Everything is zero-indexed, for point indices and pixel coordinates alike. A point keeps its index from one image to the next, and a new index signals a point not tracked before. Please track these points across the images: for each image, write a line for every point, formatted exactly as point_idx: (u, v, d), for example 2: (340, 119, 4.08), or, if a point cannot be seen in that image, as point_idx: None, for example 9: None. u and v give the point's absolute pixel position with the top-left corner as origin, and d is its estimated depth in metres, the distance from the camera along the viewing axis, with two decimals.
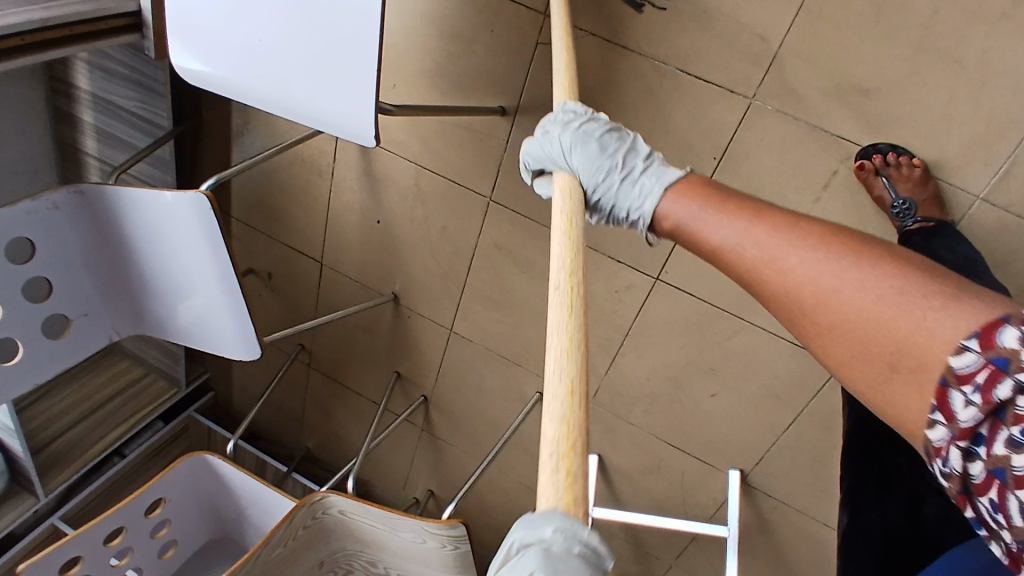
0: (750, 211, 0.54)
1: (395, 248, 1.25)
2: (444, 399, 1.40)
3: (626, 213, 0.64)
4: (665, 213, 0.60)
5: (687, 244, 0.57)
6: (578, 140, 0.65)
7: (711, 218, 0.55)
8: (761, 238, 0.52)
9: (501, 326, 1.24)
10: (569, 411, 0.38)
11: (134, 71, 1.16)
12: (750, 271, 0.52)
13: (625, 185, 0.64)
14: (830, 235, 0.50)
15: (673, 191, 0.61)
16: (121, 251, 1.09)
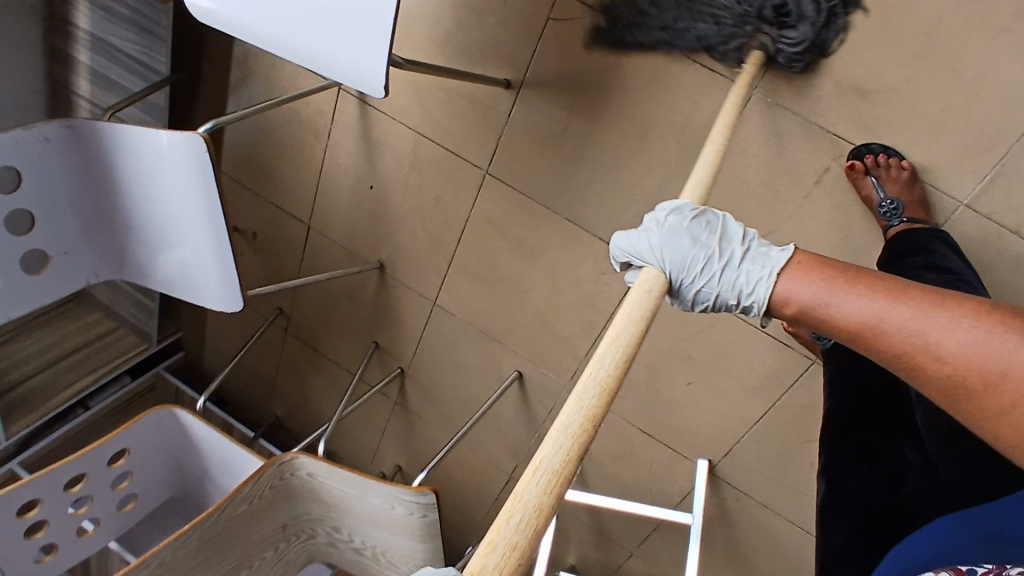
0: (884, 288, 0.51)
1: (385, 215, 1.25)
2: (421, 374, 1.40)
3: (738, 300, 0.62)
4: (785, 295, 0.57)
5: (820, 328, 0.54)
6: (672, 237, 0.62)
7: (840, 297, 0.52)
8: (904, 317, 0.49)
9: (485, 302, 1.25)
10: (524, 485, 0.38)
11: (137, 13, 1.14)
12: (899, 354, 0.49)
13: (727, 274, 0.62)
14: (980, 306, 0.47)
15: (788, 273, 0.58)
16: (107, 192, 1.06)
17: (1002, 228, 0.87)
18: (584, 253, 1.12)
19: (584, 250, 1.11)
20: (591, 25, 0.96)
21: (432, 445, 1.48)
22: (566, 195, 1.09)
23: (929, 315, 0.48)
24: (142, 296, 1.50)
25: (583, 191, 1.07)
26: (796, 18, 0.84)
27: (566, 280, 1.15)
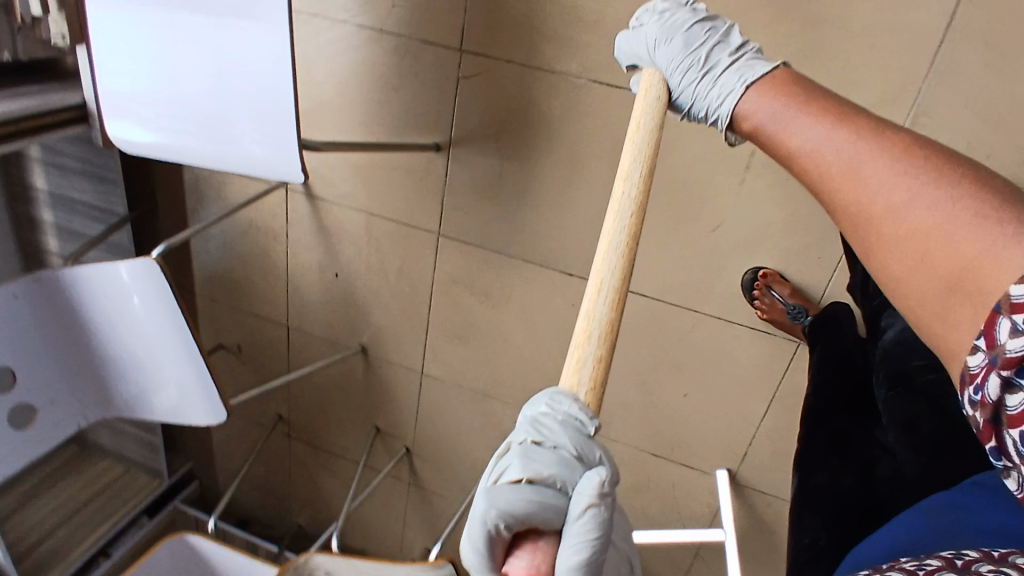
0: (835, 116, 0.56)
1: (356, 298, 1.27)
2: (427, 448, 1.38)
3: (706, 112, 0.68)
4: (744, 112, 0.63)
5: (769, 143, 0.60)
6: (665, 33, 0.70)
7: (794, 118, 0.58)
8: (841, 146, 0.54)
9: (469, 360, 1.25)
10: (591, 305, 0.47)
11: (88, 164, 1.20)
12: (825, 178, 0.55)
13: (706, 79, 0.67)
14: (912, 148, 0.52)
15: (756, 88, 0.63)
16: (82, 335, 1.08)
17: None
18: (551, 289, 1.13)
19: (549, 285, 1.13)
20: (499, 74, 1.00)
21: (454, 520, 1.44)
22: (520, 238, 1.11)
23: (871, 148, 0.53)
24: (145, 433, 1.51)
25: (534, 231, 1.10)
26: None
27: (541, 320, 1.16)
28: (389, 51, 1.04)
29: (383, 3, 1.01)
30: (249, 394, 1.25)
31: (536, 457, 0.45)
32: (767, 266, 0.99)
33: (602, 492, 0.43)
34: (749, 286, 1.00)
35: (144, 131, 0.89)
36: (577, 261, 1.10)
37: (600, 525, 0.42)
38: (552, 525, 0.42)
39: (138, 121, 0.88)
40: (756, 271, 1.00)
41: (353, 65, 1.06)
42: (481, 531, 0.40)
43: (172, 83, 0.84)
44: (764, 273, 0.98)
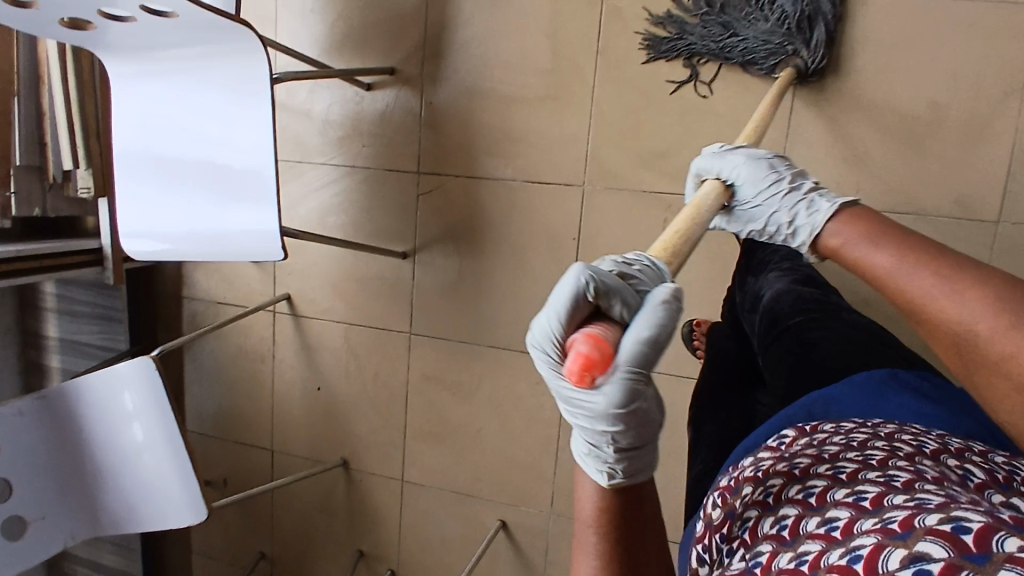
0: (920, 251, 0.59)
1: (337, 410, 1.35)
2: (412, 566, 1.35)
3: (789, 221, 0.74)
4: (834, 236, 0.70)
5: (855, 268, 0.65)
6: (746, 158, 0.78)
7: (877, 247, 0.63)
8: (926, 276, 0.57)
9: (446, 459, 1.29)
10: (670, 238, 0.58)
11: (98, 306, 1.38)
12: (913, 301, 0.57)
13: (792, 196, 0.75)
14: (985, 269, 0.54)
15: (839, 218, 0.71)
16: (76, 451, 1.14)
17: None
18: (515, 372, 1.22)
19: (513, 368, 1.22)
20: (451, 187, 1.21)
21: None
22: (482, 327, 1.23)
23: (960, 277, 0.55)
24: None
25: (493, 317, 1.22)
26: (812, 45, 0.96)
27: (510, 404, 1.24)
28: (361, 181, 1.25)
29: (353, 145, 1.25)
30: (226, 502, 1.27)
31: (623, 265, 0.49)
32: (700, 317, 1.11)
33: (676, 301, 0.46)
34: (689, 337, 1.10)
35: (157, 245, 1.07)
36: None
37: (665, 316, 0.45)
38: (621, 315, 0.46)
39: (153, 237, 1.07)
40: (691, 323, 1.11)
41: (330, 197, 1.27)
42: (566, 285, 0.43)
43: (182, 199, 1.05)
44: (697, 323, 1.09)
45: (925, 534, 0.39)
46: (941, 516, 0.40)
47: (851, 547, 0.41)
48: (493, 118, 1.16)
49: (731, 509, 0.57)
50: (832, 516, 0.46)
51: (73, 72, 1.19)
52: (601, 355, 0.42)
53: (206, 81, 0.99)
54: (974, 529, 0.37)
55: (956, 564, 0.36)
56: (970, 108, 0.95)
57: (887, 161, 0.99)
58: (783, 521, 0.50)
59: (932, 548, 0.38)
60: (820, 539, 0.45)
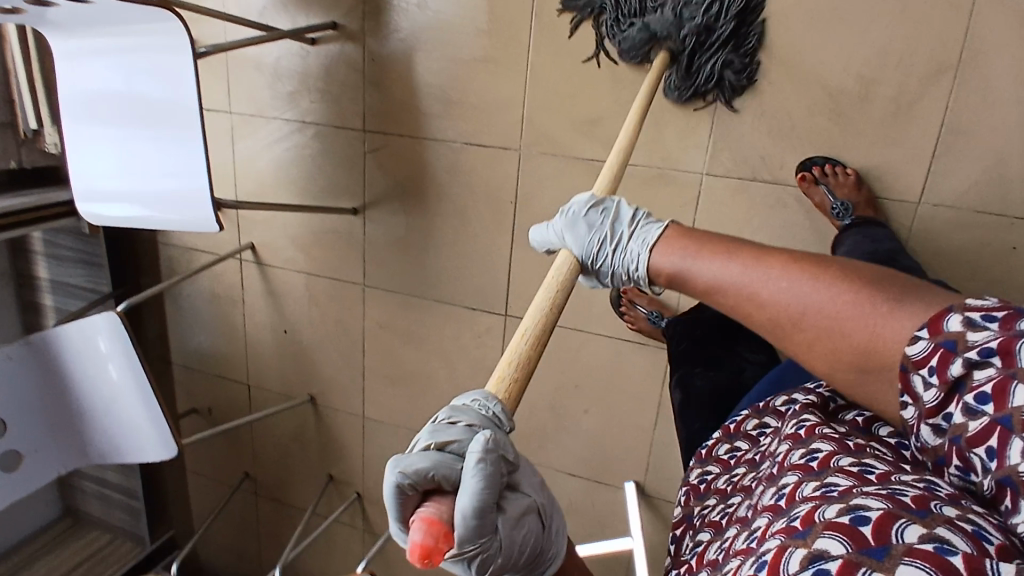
0: (724, 253, 0.66)
1: (303, 352, 1.45)
2: (375, 492, 1.50)
3: (627, 275, 0.73)
4: (659, 267, 0.70)
5: (688, 287, 0.68)
6: (568, 224, 0.75)
7: (700, 261, 0.67)
8: (739, 275, 0.64)
9: (401, 400, 1.40)
10: (512, 351, 0.60)
11: (81, 252, 1.47)
12: (741, 302, 0.64)
13: (616, 255, 0.73)
14: (777, 255, 0.64)
15: (659, 246, 0.71)
16: (62, 390, 1.27)
17: (743, 181, 1.03)
18: (461, 325, 1.30)
19: (458, 322, 1.29)
20: (396, 145, 1.22)
21: (406, 561, 1.53)
22: (428, 283, 1.29)
23: (762, 270, 0.63)
24: (129, 498, 1.61)
25: (439, 274, 1.28)
26: (715, 36, 0.95)
27: (456, 354, 1.32)
28: (312, 137, 1.28)
29: (303, 99, 1.26)
30: (202, 435, 1.40)
31: (442, 431, 0.51)
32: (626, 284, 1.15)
33: (492, 450, 0.48)
34: (615, 302, 1.15)
35: (99, 207, 1.14)
36: (477, 298, 1.27)
37: (489, 475, 0.46)
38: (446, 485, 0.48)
39: (95, 198, 1.14)
40: (618, 290, 1.15)
41: (284, 152, 1.31)
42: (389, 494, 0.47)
43: (123, 170, 1.10)
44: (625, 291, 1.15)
45: (823, 529, 0.45)
46: (839, 507, 0.47)
47: (759, 554, 0.49)
48: (434, 77, 1.16)
49: (689, 515, 0.80)
50: (755, 528, 0.57)
51: (31, 38, 1.27)
52: (434, 542, 0.45)
53: (138, 56, 1.01)
54: (871, 521, 0.43)
55: (854, 561, 0.41)
56: (901, 84, 0.92)
57: (812, 136, 0.98)
58: (720, 540, 0.65)
59: (830, 544, 0.43)
60: (740, 554, 0.54)
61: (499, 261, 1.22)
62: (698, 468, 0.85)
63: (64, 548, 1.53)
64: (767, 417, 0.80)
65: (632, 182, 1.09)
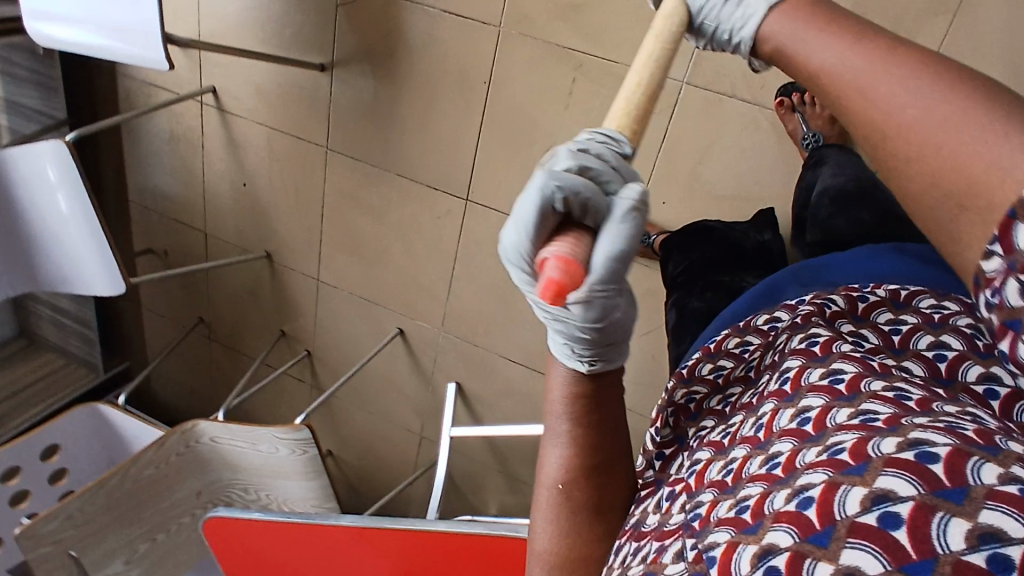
0: (850, 35, 0.50)
1: (261, 207, 1.43)
2: (324, 352, 1.55)
3: (727, 36, 0.59)
4: (770, 34, 0.56)
5: (791, 68, 0.54)
6: None
7: (813, 38, 0.52)
8: (856, 60, 0.48)
9: (357, 269, 1.41)
10: (628, 100, 0.52)
11: (34, 73, 1.39)
12: (844, 96, 0.49)
13: (729, 7, 0.58)
14: (913, 48, 0.47)
15: (782, 6, 0.56)
16: (10, 212, 1.24)
17: (721, 96, 0.99)
18: (421, 204, 1.28)
19: (419, 200, 1.28)
20: (370, 3, 1.14)
21: (350, 416, 1.62)
22: (391, 156, 1.26)
23: (883, 62, 0.47)
24: (83, 327, 1.64)
25: (404, 148, 1.24)
26: None
27: (412, 231, 1.31)
28: None
29: None
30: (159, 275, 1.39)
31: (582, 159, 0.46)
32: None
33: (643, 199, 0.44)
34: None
35: (38, 24, 1.06)
36: (440, 178, 1.24)
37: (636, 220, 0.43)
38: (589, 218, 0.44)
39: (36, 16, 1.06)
40: None
41: None
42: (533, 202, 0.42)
43: None
44: None
45: (884, 467, 0.34)
46: (897, 441, 0.35)
47: (798, 488, 0.37)
48: None
49: (681, 437, 0.60)
50: (776, 454, 0.42)
51: None
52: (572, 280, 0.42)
53: None
54: (942, 457, 0.33)
55: (927, 505, 0.31)
56: (899, 16, 0.86)
57: None
58: (731, 465, 0.46)
59: (894, 483, 0.33)
60: (761, 479, 0.41)
61: (465, 143, 1.19)
62: (680, 389, 0.63)
63: (17, 366, 1.59)
64: (749, 338, 0.63)
65: (611, 80, 1.05)
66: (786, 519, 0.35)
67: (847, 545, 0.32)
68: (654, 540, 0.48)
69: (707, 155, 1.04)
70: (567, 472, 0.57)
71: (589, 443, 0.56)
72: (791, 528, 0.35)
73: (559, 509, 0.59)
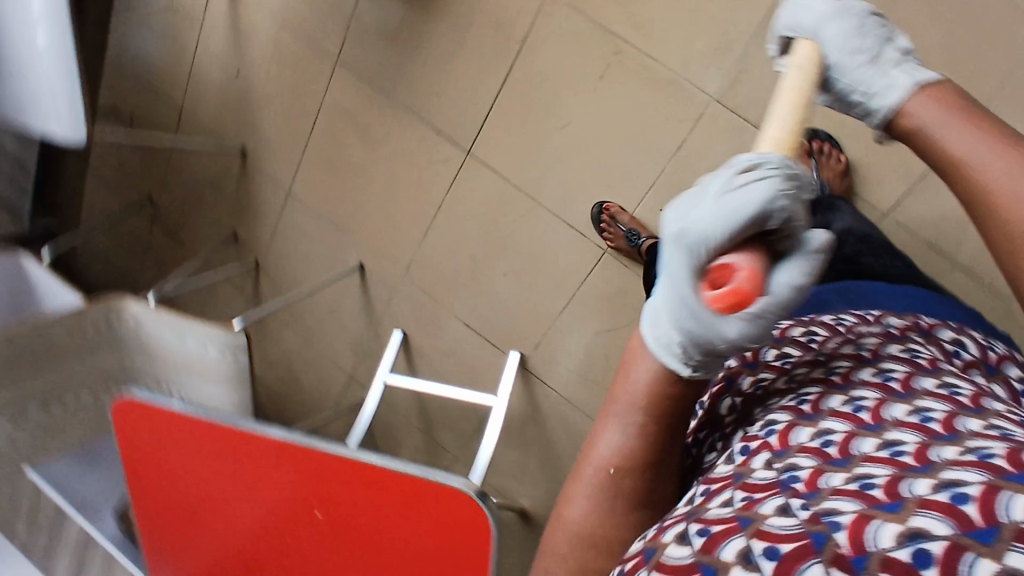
0: (999, 134, 0.48)
1: (248, 99, 1.36)
2: (273, 265, 1.49)
3: (862, 102, 0.57)
4: (913, 111, 0.53)
5: (928, 153, 0.51)
6: (836, 12, 0.58)
7: (960, 128, 0.50)
8: (1007, 163, 0.46)
9: (334, 190, 1.36)
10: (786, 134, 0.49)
11: None
12: (987, 197, 0.46)
13: (871, 73, 0.57)
14: None
15: (929, 89, 0.54)
16: None
17: (743, 121, 1.02)
18: (420, 143, 1.25)
19: (419, 138, 1.24)
20: None
21: (282, 337, 1.56)
22: (404, 87, 1.23)
23: None
24: (19, 172, 1.51)
25: (418, 82, 1.21)
26: None
27: (403, 168, 1.28)
28: None
29: None
30: (117, 135, 1.31)
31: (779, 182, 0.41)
32: (611, 201, 1.13)
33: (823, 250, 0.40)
34: (596, 218, 1.13)
35: None
36: (447, 123, 1.21)
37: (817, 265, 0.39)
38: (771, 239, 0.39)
39: None
40: (602, 205, 1.13)
41: None
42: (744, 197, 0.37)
43: None
44: (609, 207, 1.12)
45: (829, 495, 0.32)
46: (931, 481, 0.30)
47: (784, 465, 0.36)
48: None
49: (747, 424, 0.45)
50: (772, 421, 0.41)
51: None
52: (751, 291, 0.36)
53: None
54: (880, 484, 0.31)
55: (865, 515, 0.29)
56: None
57: None
58: (772, 426, 0.41)
59: (840, 503, 0.31)
60: (755, 442, 0.41)
61: (483, 95, 1.17)
62: (745, 372, 0.49)
63: None
64: (814, 329, 0.53)
65: (646, 75, 1.04)
66: (849, 491, 0.31)
67: (916, 513, 0.28)
68: (699, 486, 0.41)
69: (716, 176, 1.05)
70: (624, 458, 0.43)
71: (660, 445, 0.43)
72: (856, 498, 0.30)
73: (598, 506, 0.43)
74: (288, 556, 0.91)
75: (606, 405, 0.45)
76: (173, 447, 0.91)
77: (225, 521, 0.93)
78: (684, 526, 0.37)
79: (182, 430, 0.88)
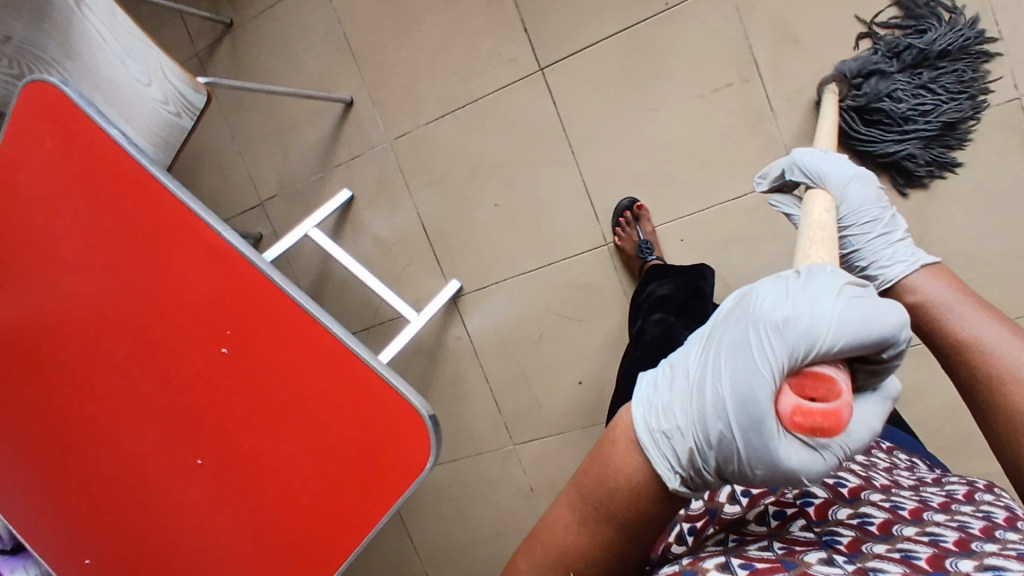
0: None
1: None
2: (250, 40, 1.25)
3: (871, 265, 0.70)
4: (912, 285, 0.65)
5: None
6: (852, 177, 0.73)
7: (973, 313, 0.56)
8: None
9: (373, 11, 1.17)
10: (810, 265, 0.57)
11: None
12: None
13: (880, 239, 0.71)
14: None
15: (928, 269, 0.66)
16: None
17: None
18: (497, 28, 1.10)
19: (500, 22, 1.10)
20: None
21: (210, 118, 1.32)
22: None
23: None
24: None
25: None
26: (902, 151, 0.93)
27: (462, 39, 1.12)
28: None
29: None
30: None
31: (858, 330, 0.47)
32: (644, 203, 1.07)
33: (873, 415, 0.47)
34: (620, 211, 1.07)
35: None
36: (539, 28, 1.08)
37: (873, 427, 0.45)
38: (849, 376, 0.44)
39: None
40: (633, 202, 1.07)
41: None
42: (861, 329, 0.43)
43: None
44: (638, 208, 1.07)
45: (873, 558, 0.45)
46: (973, 562, 0.42)
47: (826, 532, 0.50)
48: None
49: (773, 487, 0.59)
50: (810, 494, 0.55)
51: None
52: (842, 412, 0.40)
53: None
54: (923, 558, 0.44)
55: None
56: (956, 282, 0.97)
57: None
58: (808, 498, 0.55)
59: (882, 564, 0.44)
60: (796, 510, 0.54)
61: (593, 26, 1.05)
62: None
63: None
64: None
65: (755, 117, 1.00)
66: (889, 558, 0.44)
67: None
68: (729, 533, 0.53)
69: (748, 243, 1.03)
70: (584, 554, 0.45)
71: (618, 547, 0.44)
72: (898, 565, 0.43)
73: None
74: (134, 382, 0.75)
75: (571, 492, 0.45)
76: (70, 194, 0.74)
77: (77, 306, 0.75)
78: (725, 558, 0.47)
79: (108, 183, 0.72)
